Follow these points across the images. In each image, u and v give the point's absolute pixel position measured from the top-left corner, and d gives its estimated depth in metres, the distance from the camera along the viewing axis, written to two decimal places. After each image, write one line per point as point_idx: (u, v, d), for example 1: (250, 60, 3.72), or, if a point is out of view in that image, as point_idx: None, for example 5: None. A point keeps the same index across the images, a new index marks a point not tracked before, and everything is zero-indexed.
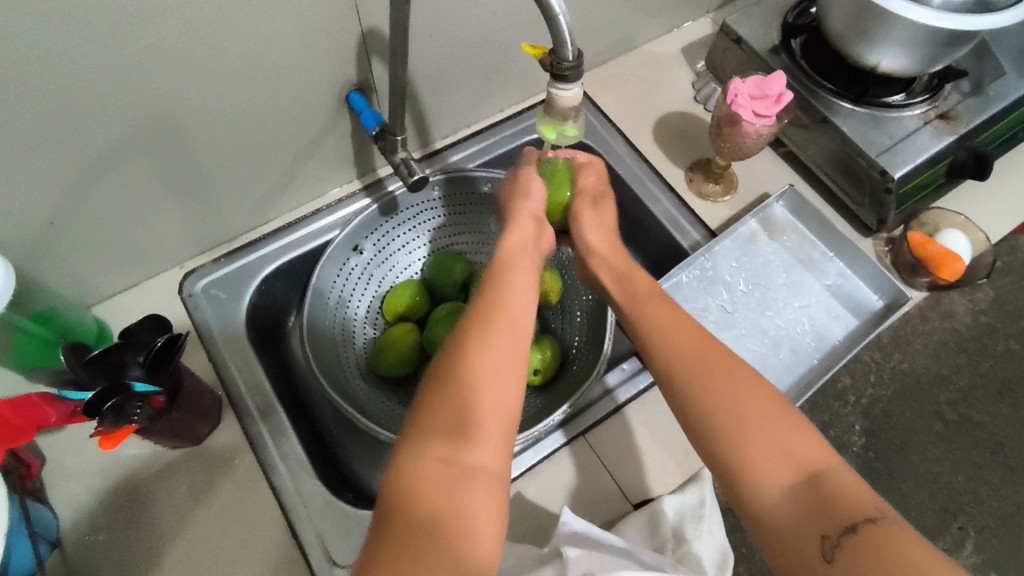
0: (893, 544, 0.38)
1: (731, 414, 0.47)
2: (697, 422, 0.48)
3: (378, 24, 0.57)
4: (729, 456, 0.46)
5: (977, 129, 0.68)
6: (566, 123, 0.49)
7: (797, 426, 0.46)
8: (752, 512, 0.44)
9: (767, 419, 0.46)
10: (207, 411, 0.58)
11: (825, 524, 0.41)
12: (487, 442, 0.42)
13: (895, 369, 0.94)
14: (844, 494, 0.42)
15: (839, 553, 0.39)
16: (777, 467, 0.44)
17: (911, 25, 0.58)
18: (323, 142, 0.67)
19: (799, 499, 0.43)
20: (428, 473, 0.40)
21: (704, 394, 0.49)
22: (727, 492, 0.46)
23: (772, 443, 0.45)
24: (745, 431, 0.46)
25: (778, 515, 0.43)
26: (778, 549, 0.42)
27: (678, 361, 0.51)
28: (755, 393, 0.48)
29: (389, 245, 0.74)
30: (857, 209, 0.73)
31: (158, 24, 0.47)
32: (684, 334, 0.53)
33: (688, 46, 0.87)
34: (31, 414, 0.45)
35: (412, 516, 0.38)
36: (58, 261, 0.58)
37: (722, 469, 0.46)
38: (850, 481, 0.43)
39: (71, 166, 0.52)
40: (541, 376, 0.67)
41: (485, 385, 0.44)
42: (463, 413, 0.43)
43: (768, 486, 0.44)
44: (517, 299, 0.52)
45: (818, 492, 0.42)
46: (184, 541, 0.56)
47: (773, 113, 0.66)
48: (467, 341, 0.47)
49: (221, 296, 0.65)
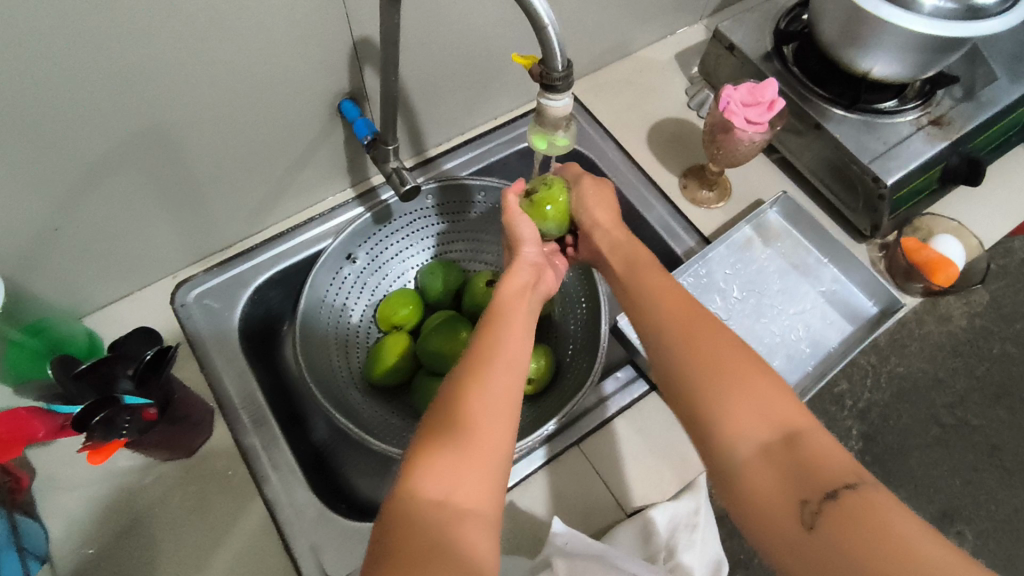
0: (872, 510, 0.37)
1: (711, 379, 0.46)
2: (679, 386, 0.48)
3: (370, 33, 0.57)
4: (707, 418, 0.45)
5: (969, 134, 0.68)
6: (557, 132, 0.49)
7: (773, 387, 0.46)
8: (728, 475, 0.43)
9: (746, 380, 0.46)
10: (196, 422, 0.58)
11: (803, 489, 0.40)
12: (485, 477, 0.42)
13: (891, 373, 0.95)
14: (822, 457, 0.41)
15: (818, 518, 0.39)
16: (753, 427, 0.44)
17: (903, 33, 0.58)
18: (316, 152, 0.66)
19: (776, 461, 0.42)
20: (428, 509, 0.39)
21: (687, 358, 0.48)
22: (706, 454, 0.46)
23: (749, 405, 0.44)
24: (721, 395, 0.45)
25: (753, 478, 0.42)
26: (754, 517, 0.41)
27: (666, 329, 0.51)
28: (736, 356, 0.47)
29: (383, 253, 0.74)
30: (851, 214, 0.73)
31: (146, 33, 0.46)
32: (673, 301, 0.53)
33: (682, 52, 0.87)
34: (19, 428, 0.45)
35: (417, 546, 0.37)
36: (49, 272, 0.58)
37: (701, 433, 0.46)
38: (830, 445, 0.42)
39: (60, 177, 0.52)
40: (536, 385, 0.66)
41: (480, 417, 0.44)
42: (461, 444, 0.42)
43: (743, 445, 0.43)
44: (522, 334, 0.51)
45: (795, 455, 0.42)
46: (177, 552, 0.55)
47: (765, 120, 0.66)
48: (468, 372, 0.46)
49: (214, 306, 0.65)
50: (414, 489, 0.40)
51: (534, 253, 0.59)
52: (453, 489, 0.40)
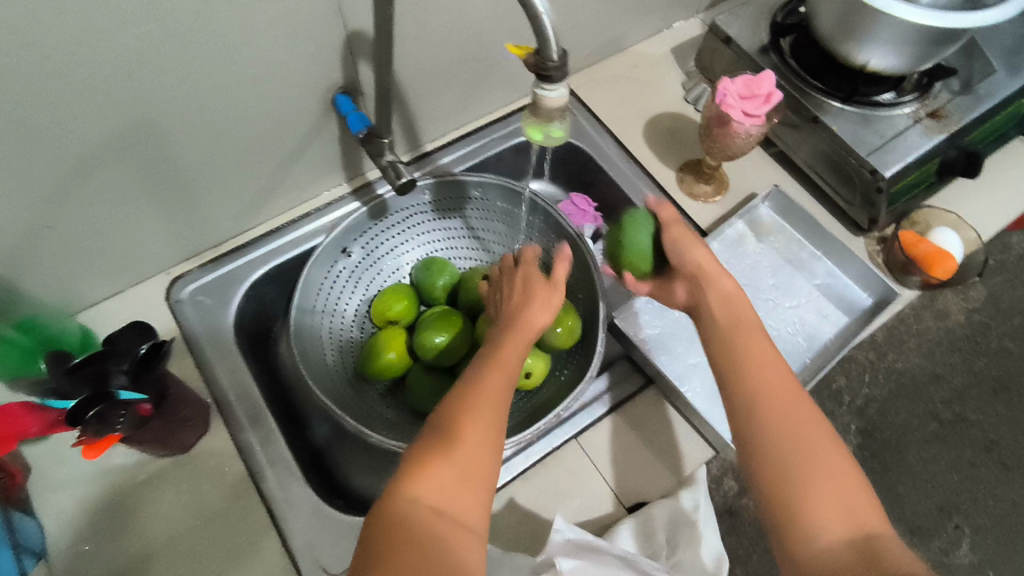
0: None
1: (806, 465, 0.45)
2: (762, 459, 0.47)
3: (364, 26, 0.57)
4: (789, 500, 0.45)
5: (966, 127, 0.68)
6: (552, 124, 0.48)
7: (861, 488, 0.45)
8: (796, 551, 0.43)
9: (837, 475, 0.45)
10: (193, 420, 0.57)
11: None
12: (477, 495, 0.42)
13: (889, 369, 0.94)
14: (895, 557, 0.41)
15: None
16: (836, 518, 0.43)
17: (899, 24, 0.58)
18: (309, 147, 0.66)
19: (850, 553, 0.42)
20: (421, 515, 0.40)
21: (778, 436, 0.47)
22: (773, 526, 0.45)
23: (834, 494, 0.44)
24: (811, 482, 0.45)
25: (824, 564, 0.42)
26: None
27: (755, 396, 0.49)
28: (826, 445, 0.47)
29: (377, 248, 0.74)
30: (849, 208, 0.73)
31: (137, 27, 0.46)
32: (767, 368, 0.51)
33: (678, 46, 0.87)
34: (10, 425, 0.44)
35: (407, 551, 0.38)
36: (42, 268, 0.58)
37: (776, 507, 0.45)
38: (903, 550, 0.42)
39: (51, 172, 0.51)
40: (534, 381, 0.65)
41: (482, 439, 0.44)
42: (457, 453, 0.43)
43: (824, 536, 0.43)
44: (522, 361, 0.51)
45: (872, 552, 0.42)
46: (171, 549, 0.55)
47: (762, 112, 0.65)
48: (466, 390, 0.47)
49: (207, 302, 0.65)
50: (410, 496, 0.41)
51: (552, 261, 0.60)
52: (446, 497, 0.41)
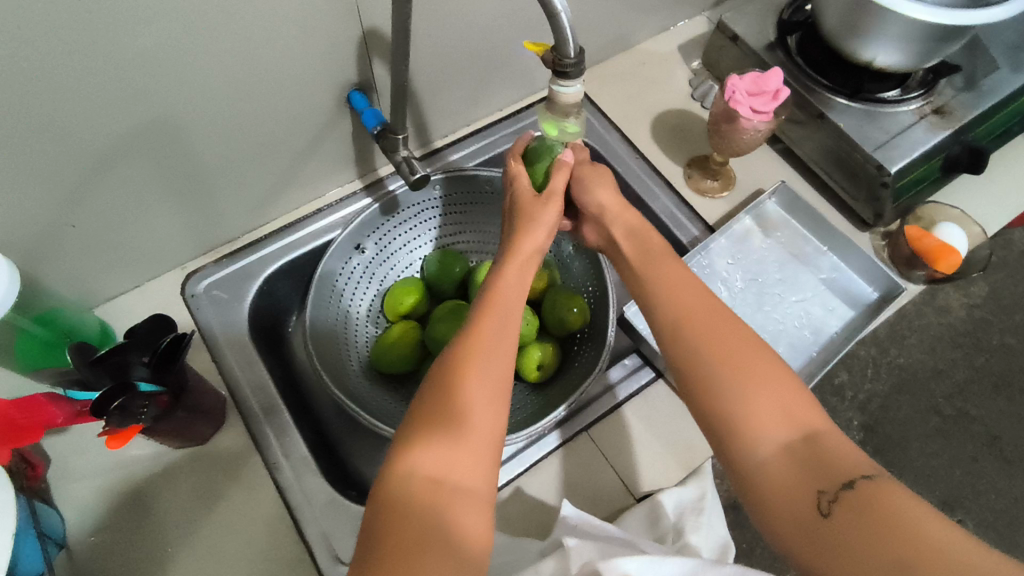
0: (888, 502, 0.37)
1: (734, 374, 0.45)
2: (695, 379, 0.46)
3: (378, 24, 0.58)
4: (725, 414, 0.44)
5: (971, 123, 0.69)
6: (567, 120, 0.50)
7: (794, 386, 0.45)
8: (743, 466, 0.43)
9: (769, 376, 0.45)
10: (212, 412, 0.58)
11: (818, 479, 0.40)
12: (478, 457, 0.41)
13: (891, 364, 0.97)
14: (839, 455, 0.41)
15: (834, 507, 0.38)
16: (774, 421, 0.43)
17: (906, 21, 0.59)
18: (322, 143, 0.67)
19: (793, 458, 0.41)
20: (419, 493, 0.39)
21: (702, 350, 0.47)
22: (721, 445, 0.45)
23: (770, 398, 0.44)
24: (744, 389, 0.44)
25: (772, 474, 0.41)
26: (774, 511, 0.41)
27: (675, 317, 0.50)
28: (753, 353, 0.46)
29: (390, 244, 0.74)
30: (854, 203, 0.74)
31: (158, 24, 0.47)
32: (685, 291, 0.51)
33: (685, 43, 0.87)
34: (37, 414, 0.46)
35: (406, 532, 0.38)
36: (60, 262, 0.58)
37: (715, 425, 0.45)
38: (846, 444, 0.42)
39: (71, 168, 0.52)
40: (544, 373, 0.67)
41: (478, 400, 0.43)
42: (453, 426, 0.42)
43: (764, 444, 0.42)
44: (516, 311, 0.50)
45: (815, 452, 0.41)
46: (187, 538, 0.56)
47: (770, 109, 0.66)
48: (460, 356, 0.45)
49: (223, 297, 0.66)
50: (409, 470, 0.40)
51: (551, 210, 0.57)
52: (445, 471, 0.40)
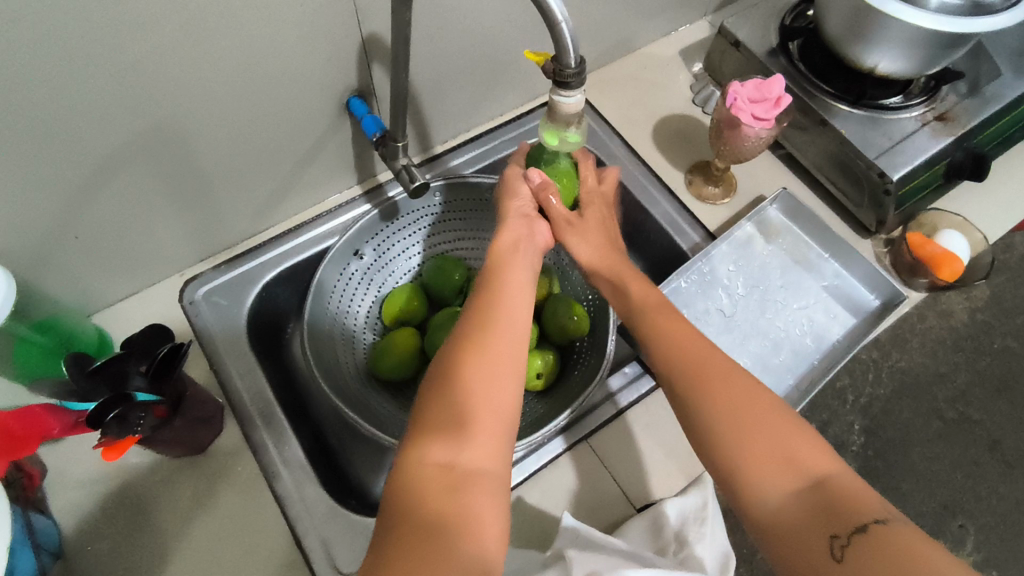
0: (903, 547, 0.37)
1: (736, 424, 0.45)
2: (700, 429, 0.47)
3: (379, 29, 0.57)
4: (732, 465, 0.44)
5: (974, 130, 0.69)
6: (568, 129, 0.50)
7: (800, 432, 0.45)
8: (755, 518, 0.42)
9: (772, 423, 0.45)
10: (211, 421, 0.58)
11: (830, 524, 0.39)
12: (487, 440, 0.41)
13: (893, 368, 0.97)
14: (850, 497, 0.41)
15: (848, 554, 0.38)
16: (780, 470, 0.43)
17: (909, 28, 0.58)
18: (322, 149, 0.67)
19: (803, 504, 0.41)
20: (431, 478, 0.39)
21: (703, 398, 0.47)
22: (732, 497, 0.44)
23: (775, 447, 0.44)
24: (747, 439, 0.44)
25: (784, 524, 0.41)
26: (790, 562, 0.40)
27: (675, 365, 0.50)
28: (753, 398, 0.46)
29: (389, 249, 0.74)
30: (856, 209, 0.73)
31: (157, 31, 0.46)
32: (686, 338, 0.52)
33: (686, 48, 0.87)
34: (34, 425, 0.45)
35: (421, 516, 0.37)
36: (59, 269, 0.58)
37: (724, 477, 0.45)
38: (856, 486, 0.41)
39: (70, 176, 0.52)
40: (545, 380, 0.66)
41: (484, 382, 0.43)
42: (461, 410, 0.42)
43: (772, 493, 0.42)
44: (516, 294, 0.51)
45: (825, 496, 0.41)
46: (186, 547, 0.56)
47: (772, 116, 0.66)
48: (465, 342, 0.46)
49: (222, 303, 0.65)
50: (419, 457, 0.40)
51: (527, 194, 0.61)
52: (456, 455, 0.40)
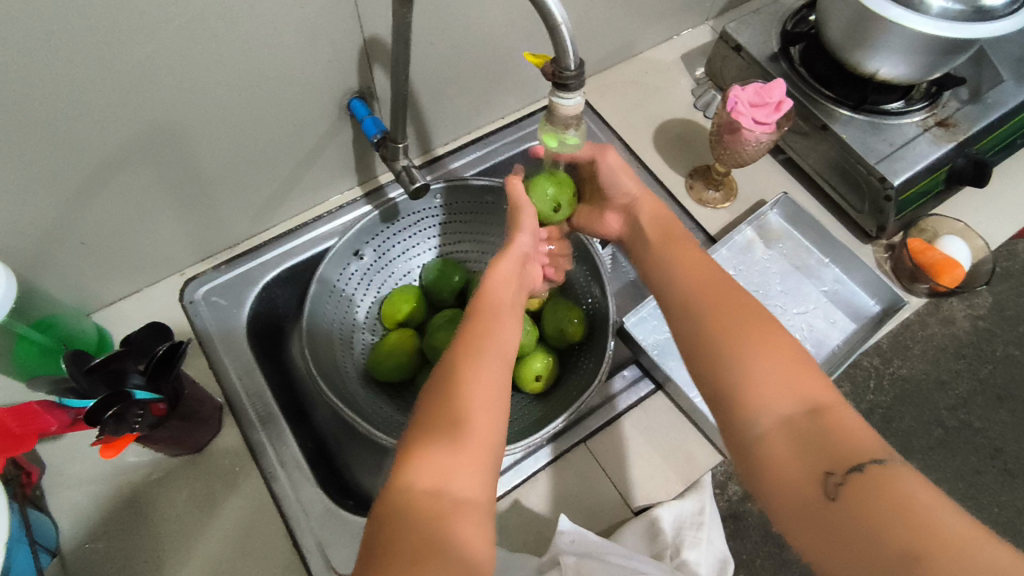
0: (897, 487, 0.36)
1: (738, 355, 0.45)
2: (703, 354, 0.47)
3: (380, 32, 0.58)
4: (730, 391, 0.44)
5: (975, 136, 0.69)
6: (567, 131, 0.49)
7: (804, 364, 0.44)
8: (747, 443, 0.42)
9: (777, 355, 0.44)
10: (208, 420, 0.58)
11: (827, 461, 0.38)
12: (477, 467, 0.41)
13: (895, 376, 0.95)
14: (847, 432, 0.40)
15: (841, 490, 0.37)
16: (779, 396, 0.42)
17: (909, 34, 0.58)
18: (324, 150, 0.67)
19: (797, 434, 0.40)
20: (423, 498, 0.39)
21: (711, 329, 0.47)
22: (725, 418, 0.44)
23: (776, 377, 0.43)
24: (748, 365, 0.44)
25: (775, 451, 0.41)
26: (776, 490, 0.40)
27: (690, 299, 0.51)
28: (760, 331, 0.46)
29: (389, 251, 0.74)
30: (858, 216, 0.73)
31: (160, 32, 0.47)
32: (700, 283, 0.52)
33: (688, 52, 0.87)
34: (31, 423, 0.46)
35: (409, 534, 0.37)
36: (60, 269, 0.58)
37: (720, 399, 0.44)
38: (854, 421, 0.40)
39: (72, 175, 0.52)
40: (543, 384, 0.66)
41: (473, 410, 0.43)
42: (453, 434, 0.42)
43: (766, 417, 0.42)
44: (506, 328, 0.51)
45: (821, 428, 0.40)
46: (182, 546, 0.56)
47: (773, 120, 0.66)
48: (457, 367, 0.45)
49: (221, 303, 0.65)
50: (407, 481, 0.40)
51: (528, 242, 0.61)
52: (448, 477, 0.40)
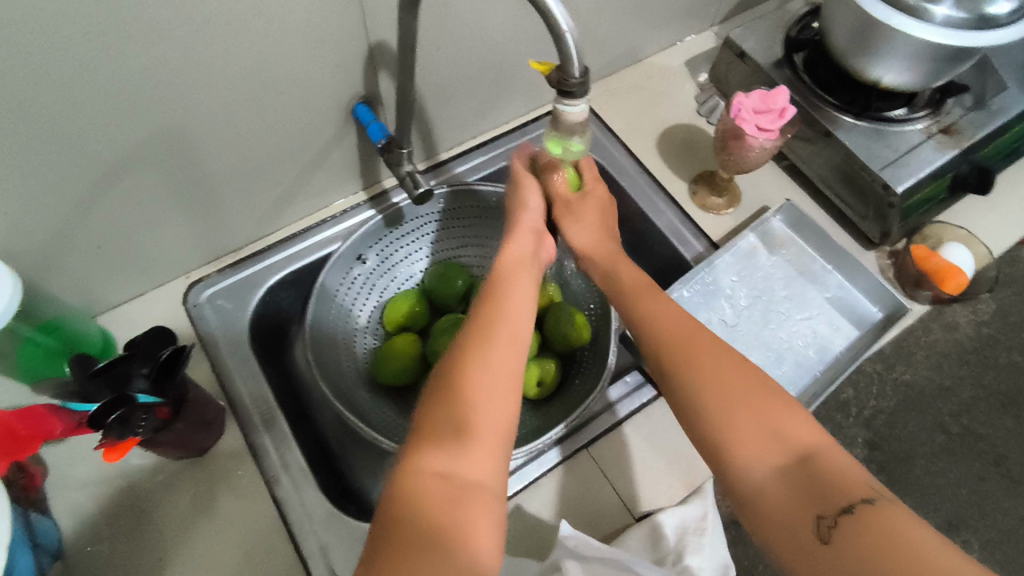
0: (890, 526, 0.36)
1: (720, 398, 0.45)
2: (683, 402, 0.46)
3: (385, 37, 0.58)
4: (716, 440, 0.44)
5: (980, 143, 0.69)
6: (573, 138, 0.50)
7: (787, 407, 0.44)
8: (740, 492, 0.42)
9: (760, 398, 0.44)
10: (212, 423, 0.58)
11: (819, 504, 0.39)
12: (488, 452, 0.41)
13: (897, 381, 0.95)
14: (837, 474, 0.40)
15: (834, 533, 0.37)
16: (767, 445, 0.42)
17: (914, 41, 0.58)
18: (329, 155, 0.67)
19: (789, 480, 0.41)
20: (430, 485, 0.39)
21: (692, 375, 0.47)
22: (716, 469, 0.44)
23: (762, 420, 0.43)
24: (734, 413, 0.44)
25: (769, 498, 0.41)
26: (773, 537, 0.40)
27: (665, 343, 0.50)
28: (742, 373, 0.46)
29: (392, 255, 0.74)
30: (861, 222, 0.73)
31: (165, 36, 0.47)
32: (676, 320, 0.51)
33: (692, 58, 0.87)
34: (37, 425, 0.46)
35: (417, 523, 0.37)
36: (66, 271, 0.59)
37: (709, 451, 0.44)
38: (843, 462, 0.41)
39: (78, 178, 0.52)
40: (546, 389, 0.67)
41: (483, 395, 0.43)
42: (457, 422, 0.42)
43: (757, 465, 0.42)
44: (521, 309, 0.50)
45: (810, 473, 0.40)
46: (184, 549, 0.56)
47: (776, 127, 0.66)
48: (466, 352, 0.45)
49: (226, 307, 0.66)
50: (418, 467, 0.39)
51: (535, 218, 0.60)
52: (456, 464, 0.40)
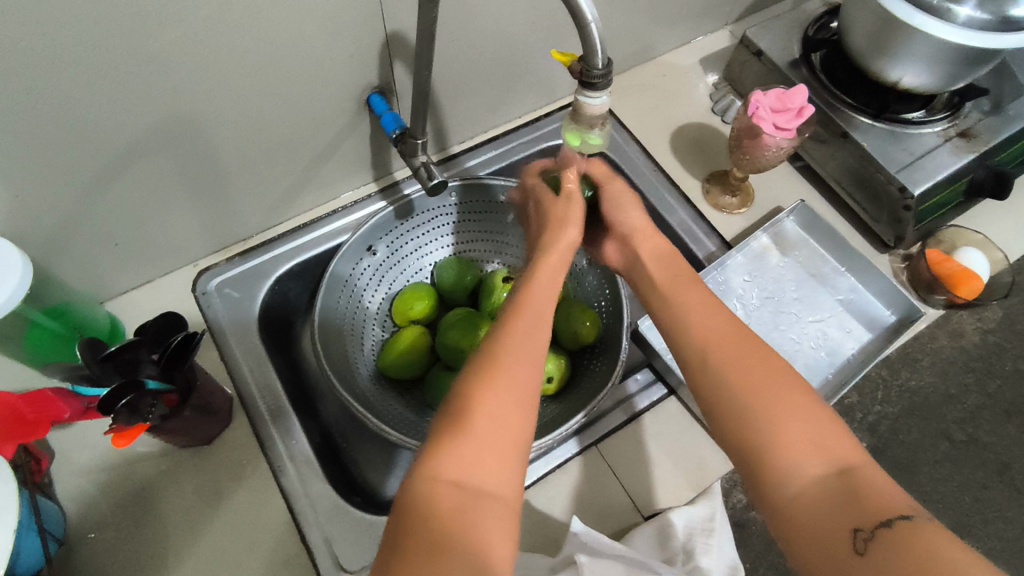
0: (927, 542, 0.36)
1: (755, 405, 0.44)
2: (718, 405, 0.46)
3: (402, 27, 0.57)
4: (755, 448, 0.43)
5: (997, 148, 0.68)
6: (591, 131, 0.49)
7: (824, 419, 0.44)
8: (775, 501, 0.41)
9: (800, 409, 0.44)
10: (219, 411, 0.58)
11: (856, 517, 0.38)
12: (502, 461, 0.40)
13: (902, 387, 0.91)
14: (877, 491, 0.39)
15: (870, 546, 0.37)
16: (808, 457, 0.42)
17: (935, 43, 0.58)
18: (341, 145, 0.66)
19: (827, 492, 0.40)
20: (446, 493, 0.38)
21: (730, 378, 0.46)
22: (749, 475, 0.44)
23: (803, 433, 0.42)
24: (774, 421, 0.43)
25: (804, 511, 0.40)
26: (804, 548, 0.40)
27: (702, 342, 0.49)
28: (783, 382, 0.45)
29: (402, 247, 0.74)
30: (875, 225, 0.73)
31: (183, 21, 0.46)
32: (711, 319, 0.50)
33: (705, 57, 0.87)
34: (45, 409, 0.47)
35: (429, 530, 0.36)
36: (75, 256, 0.58)
37: (744, 456, 0.44)
38: (882, 480, 0.40)
39: (89, 162, 0.52)
40: (555, 385, 0.66)
41: (498, 404, 0.42)
42: (479, 430, 0.41)
43: (795, 475, 0.41)
44: (541, 315, 0.49)
45: (850, 488, 0.40)
46: (187, 537, 0.55)
47: (794, 126, 0.65)
48: (490, 358, 0.44)
49: (234, 295, 0.65)
50: (433, 474, 0.39)
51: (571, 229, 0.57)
52: (472, 472, 0.39)
